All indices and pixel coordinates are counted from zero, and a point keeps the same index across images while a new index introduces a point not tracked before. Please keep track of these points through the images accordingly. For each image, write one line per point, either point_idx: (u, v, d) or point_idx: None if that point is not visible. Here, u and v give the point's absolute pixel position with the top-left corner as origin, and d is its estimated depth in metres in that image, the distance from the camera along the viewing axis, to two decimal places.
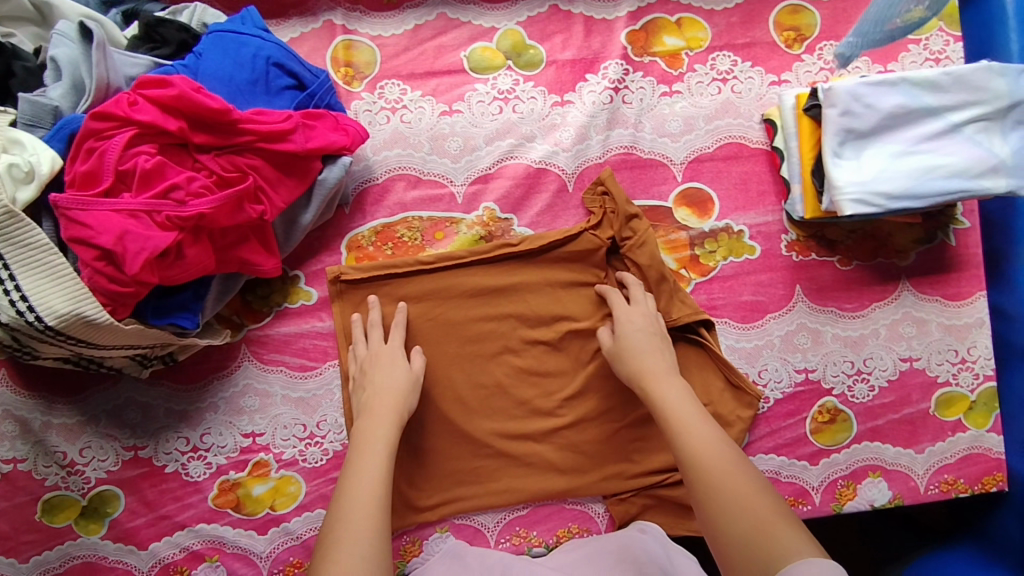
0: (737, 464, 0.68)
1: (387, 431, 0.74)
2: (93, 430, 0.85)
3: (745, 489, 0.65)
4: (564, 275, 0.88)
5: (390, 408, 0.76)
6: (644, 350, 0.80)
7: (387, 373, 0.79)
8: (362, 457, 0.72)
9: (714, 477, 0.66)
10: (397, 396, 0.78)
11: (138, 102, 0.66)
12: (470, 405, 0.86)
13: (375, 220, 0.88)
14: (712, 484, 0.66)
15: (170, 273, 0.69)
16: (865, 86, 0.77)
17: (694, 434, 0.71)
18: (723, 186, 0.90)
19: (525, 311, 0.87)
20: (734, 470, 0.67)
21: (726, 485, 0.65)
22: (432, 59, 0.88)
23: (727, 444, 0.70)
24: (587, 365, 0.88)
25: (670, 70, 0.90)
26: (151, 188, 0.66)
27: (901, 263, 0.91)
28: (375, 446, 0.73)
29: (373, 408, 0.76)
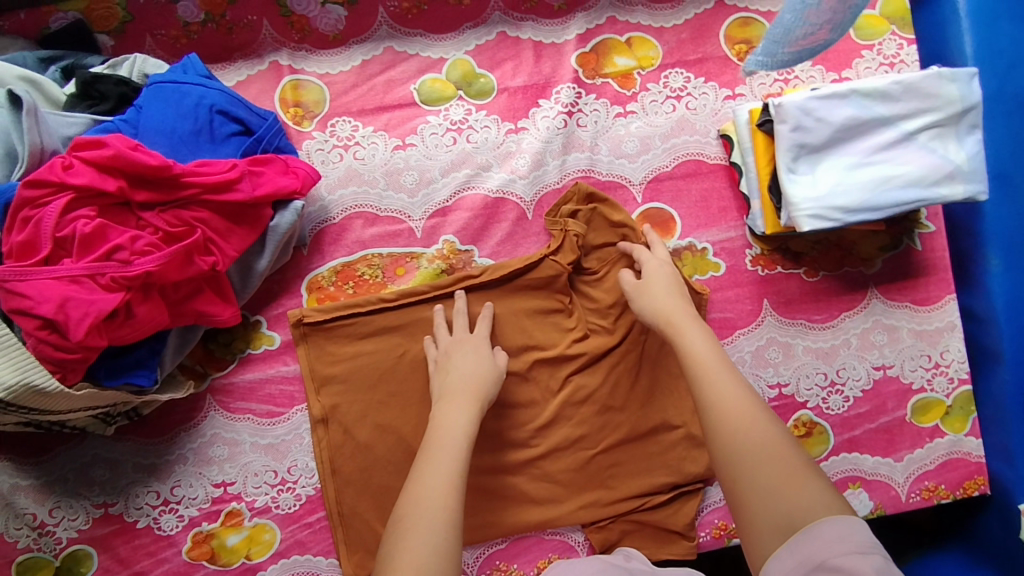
0: (761, 412, 0.64)
1: (467, 412, 0.73)
2: (62, 489, 0.84)
3: (770, 439, 0.62)
4: (530, 303, 0.87)
5: (469, 397, 0.75)
6: (664, 295, 0.78)
7: (469, 363, 0.79)
8: (435, 440, 0.69)
9: (738, 423, 0.63)
10: (476, 386, 0.76)
11: (73, 165, 0.65)
12: None
13: (334, 259, 0.87)
14: (733, 430, 0.63)
15: (120, 334, 0.68)
16: (815, 100, 0.77)
17: (718, 378, 0.67)
18: (684, 204, 0.89)
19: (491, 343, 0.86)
20: (759, 419, 0.63)
21: (750, 433, 0.62)
22: (382, 94, 0.87)
23: (750, 391, 0.67)
24: (557, 394, 0.86)
25: (623, 90, 0.89)
26: (93, 251, 0.65)
27: (868, 271, 0.91)
28: (449, 431, 0.70)
29: (449, 395, 0.75)
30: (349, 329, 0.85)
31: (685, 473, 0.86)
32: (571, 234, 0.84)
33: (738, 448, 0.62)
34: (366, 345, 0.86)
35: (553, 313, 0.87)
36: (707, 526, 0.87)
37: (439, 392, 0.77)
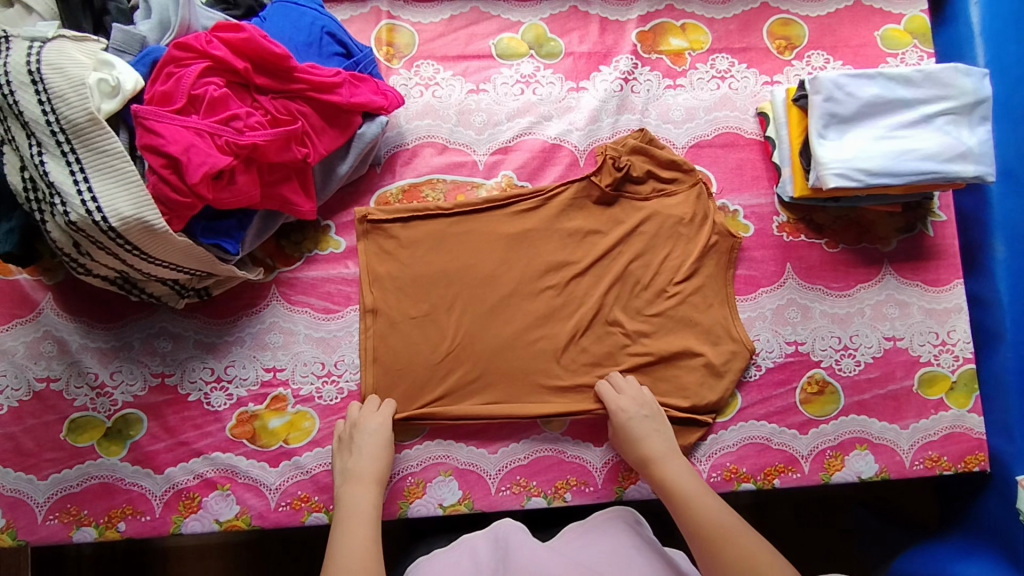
0: (740, 533, 0.77)
1: (370, 497, 0.82)
2: (125, 356, 0.90)
3: (752, 557, 0.74)
4: (571, 224, 0.96)
5: (372, 479, 0.83)
6: (643, 436, 0.87)
7: (368, 441, 0.85)
8: (345, 530, 0.79)
9: (720, 548, 0.76)
10: (374, 467, 0.84)
11: (212, 41, 0.76)
12: (478, 342, 0.92)
13: (402, 180, 0.96)
14: (720, 554, 0.75)
15: (222, 195, 0.77)
16: (845, 77, 0.88)
17: (702, 508, 0.80)
18: (720, 169, 0.99)
19: (535, 257, 0.95)
20: (738, 541, 0.76)
21: (733, 554, 0.75)
22: (464, 45, 0.99)
23: (731, 516, 0.80)
24: (590, 306, 0.94)
25: (675, 66, 1.01)
26: (216, 114, 0.75)
27: (884, 248, 0.99)
28: (359, 518, 0.80)
29: (354, 482, 0.83)
30: (405, 231, 0.93)
31: (702, 399, 0.92)
32: (608, 158, 0.94)
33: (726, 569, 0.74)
34: (420, 249, 0.93)
35: (592, 234, 0.96)
36: (719, 469, 0.92)
37: (343, 477, 0.84)
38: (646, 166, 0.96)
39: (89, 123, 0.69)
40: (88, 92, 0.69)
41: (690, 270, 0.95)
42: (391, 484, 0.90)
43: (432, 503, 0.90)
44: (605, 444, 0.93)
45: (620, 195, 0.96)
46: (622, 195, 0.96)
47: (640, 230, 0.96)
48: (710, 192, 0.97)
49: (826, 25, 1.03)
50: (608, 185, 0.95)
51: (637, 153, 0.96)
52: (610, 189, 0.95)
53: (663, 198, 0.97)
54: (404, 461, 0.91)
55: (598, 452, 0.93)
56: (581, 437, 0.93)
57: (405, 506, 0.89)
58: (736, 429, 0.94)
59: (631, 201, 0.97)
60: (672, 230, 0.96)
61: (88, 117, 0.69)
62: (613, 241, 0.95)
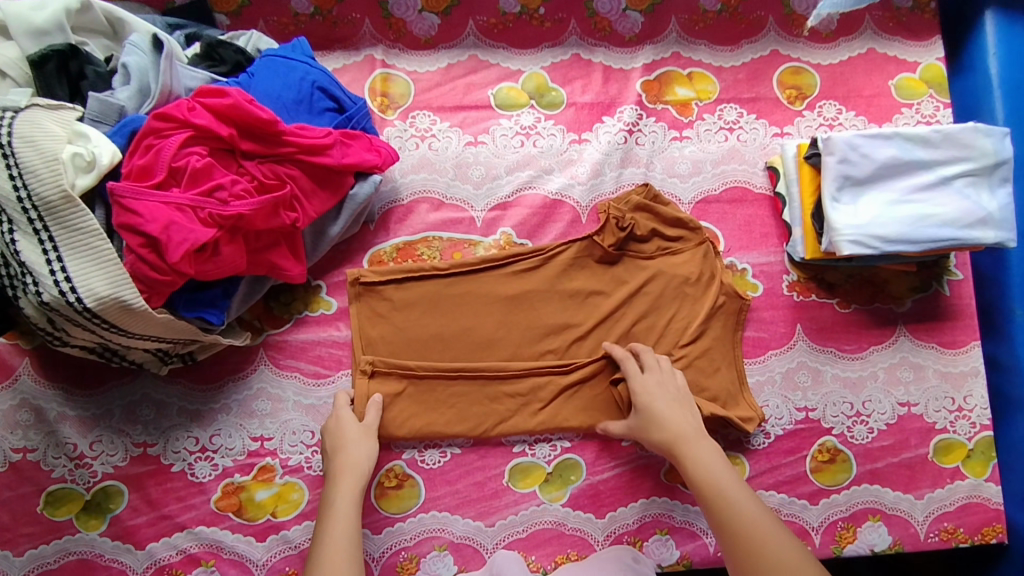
0: (776, 530, 0.74)
1: (354, 489, 0.78)
2: (106, 425, 0.86)
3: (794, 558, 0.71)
4: (571, 285, 0.91)
5: (356, 469, 0.80)
6: (674, 414, 0.82)
7: (350, 431, 0.82)
8: (328, 523, 0.76)
9: (759, 543, 0.72)
10: (357, 456, 0.80)
11: (195, 107, 0.72)
12: (472, 409, 0.88)
13: (397, 237, 0.92)
14: (756, 551, 0.72)
15: (206, 268, 0.73)
16: (860, 137, 0.84)
17: (737, 500, 0.76)
18: (728, 226, 0.95)
19: (534, 321, 0.90)
20: (774, 536, 0.73)
21: (773, 553, 0.71)
22: (462, 95, 0.95)
23: (763, 509, 0.76)
24: (591, 370, 0.90)
25: (681, 117, 0.97)
26: (199, 186, 0.71)
27: (897, 308, 0.95)
28: (342, 510, 0.77)
29: (337, 474, 0.79)
30: (399, 293, 0.89)
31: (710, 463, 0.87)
32: (611, 217, 0.90)
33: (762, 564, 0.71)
34: (415, 312, 0.89)
35: (593, 295, 0.92)
36: None
37: (329, 468, 0.80)
38: (650, 225, 0.91)
39: (62, 201, 0.65)
40: (62, 168, 0.65)
41: (697, 334, 0.90)
42: (382, 560, 0.86)
43: None
44: (607, 516, 0.89)
45: (622, 254, 0.92)
46: (625, 254, 0.92)
47: (644, 290, 0.92)
48: (716, 251, 0.93)
49: (838, 75, 0.99)
50: (609, 245, 0.91)
51: (639, 210, 0.91)
52: (612, 249, 0.91)
53: (668, 257, 0.92)
54: (396, 535, 0.87)
55: (600, 524, 0.89)
56: (581, 508, 0.89)
57: None
58: None
59: (635, 259, 0.92)
60: (677, 291, 0.92)
61: (61, 195, 0.64)
62: (615, 303, 0.90)
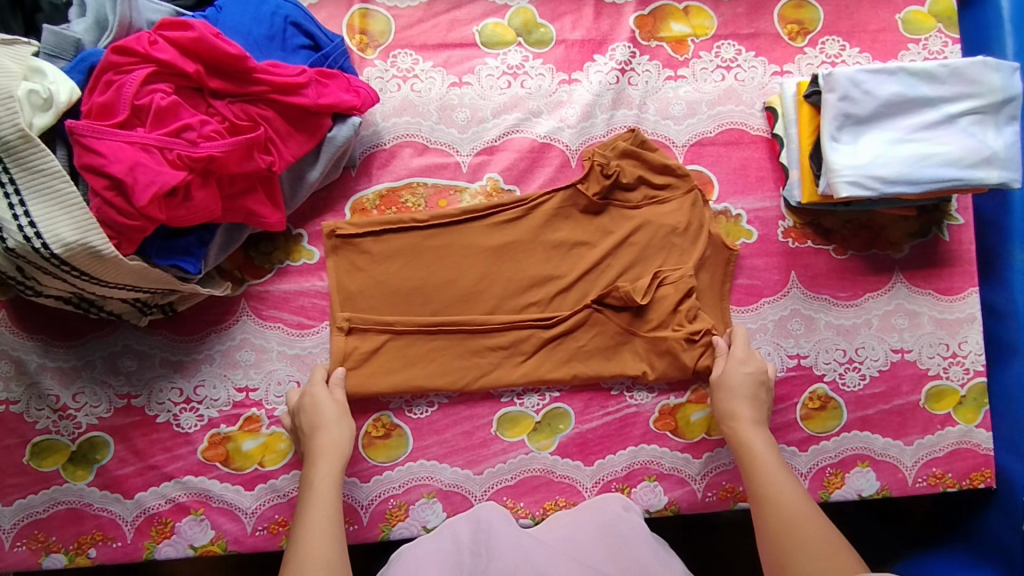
0: (813, 514, 0.70)
1: (334, 471, 0.76)
2: (88, 376, 0.85)
3: (822, 540, 0.67)
4: (556, 236, 0.89)
5: (335, 452, 0.78)
6: (741, 394, 0.83)
7: (323, 413, 0.80)
8: (310, 505, 0.73)
9: (788, 523, 0.70)
10: (334, 437, 0.79)
11: (158, 42, 0.68)
12: (454, 363, 0.86)
13: (380, 183, 0.89)
14: (786, 532, 0.69)
15: (177, 214, 0.70)
16: (864, 73, 0.80)
17: (777, 484, 0.74)
18: (722, 170, 0.92)
19: (517, 273, 0.88)
20: (810, 519, 0.70)
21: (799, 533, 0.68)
22: (446, 32, 0.91)
23: (807, 500, 0.73)
24: (574, 323, 0.88)
25: (676, 55, 0.92)
26: (165, 126, 0.67)
27: (895, 255, 0.93)
28: (322, 492, 0.74)
29: (318, 454, 0.77)
30: (377, 246, 0.86)
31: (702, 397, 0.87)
32: (595, 164, 0.86)
33: (787, 543, 0.68)
34: (394, 265, 0.86)
35: (578, 246, 0.89)
36: (713, 487, 0.90)
37: (307, 451, 0.79)
38: (637, 171, 0.88)
39: (20, 141, 0.61)
40: (18, 106, 0.61)
41: (687, 284, 0.87)
42: (370, 508, 0.86)
43: (415, 526, 0.86)
44: (596, 463, 0.89)
45: (608, 203, 0.89)
46: (610, 204, 0.89)
47: (629, 241, 0.89)
48: (705, 199, 0.90)
49: (843, 8, 0.94)
50: (595, 193, 0.87)
51: (625, 157, 0.88)
52: (597, 198, 0.88)
53: (654, 206, 0.90)
54: (385, 483, 0.87)
55: (588, 471, 0.89)
56: (569, 456, 0.89)
57: (386, 530, 0.86)
58: None
59: (620, 209, 0.89)
60: (663, 241, 0.89)
61: (18, 135, 0.61)
62: (601, 253, 0.88)
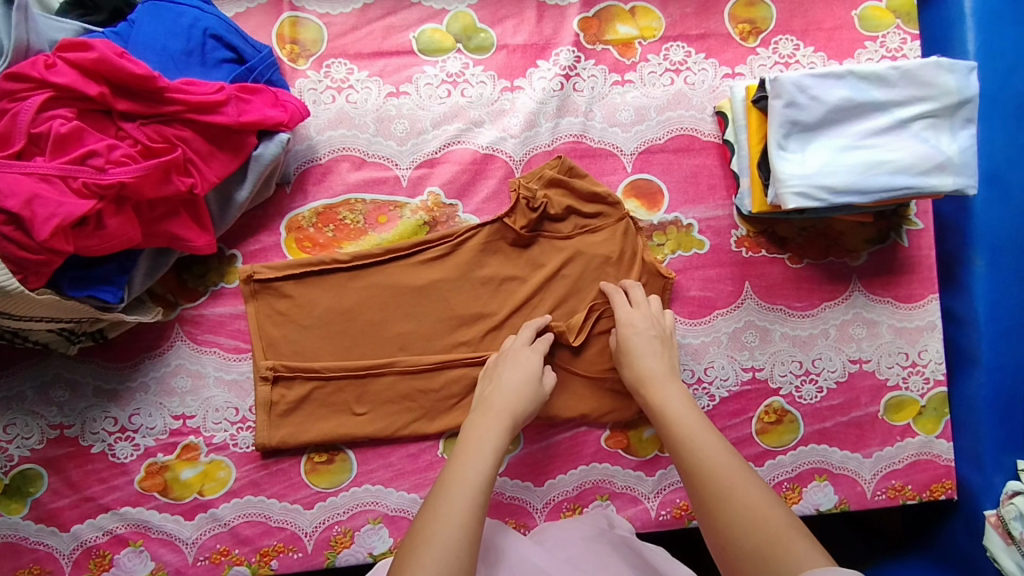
0: (739, 468, 0.64)
1: (496, 432, 0.71)
2: (18, 407, 0.82)
3: (753, 500, 0.60)
4: (484, 272, 0.86)
5: (505, 416, 0.74)
6: (644, 353, 0.79)
7: (514, 377, 0.78)
8: (462, 458, 0.68)
9: (714, 482, 0.63)
10: (511, 405, 0.75)
11: (56, 64, 0.65)
12: (382, 409, 0.85)
13: (316, 201, 0.86)
14: (715, 493, 0.62)
15: (88, 244, 0.67)
16: (810, 77, 0.76)
17: (697, 438, 0.68)
18: (673, 178, 0.89)
19: (445, 311, 0.85)
20: (737, 476, 0.63)
21: (730, 494, 0.61)
22: (381, 39, 0.87)
23: (731, 452, 0.66)
24: None
25: (623, 59, 0.89)
26: (67, 153, 0.64)
27: (852, 262, 0.90)
28: (477, 445, 0.69)
29: (490, 414, 0.74)
30: (297, 289, 0.84)
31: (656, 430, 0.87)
32: (521, 197, 0.83)
33: (713, 501, 0.62)
34: (318, 308, 0.84)
35: (508, 282, 0.86)
36: (667, 505, 0.87)
37: (478, 412, 0.75)
38: (566, 201, 0.85)
39: None
40: None
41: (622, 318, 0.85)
42: (315, 535, 0.84)
43: (361, 552, 0.84)
44: (546, 484, 0.86)
45: (537, 235, 0.86)
46: (540, 235, 0.86)
47: (562, 273, 0.86)
48: (637, 226, 0.87)
49: (796, 5, 0.90)
50: (522, 227, 0.85)
51: (553, 186, 0.85)
52: (524, 231, 0.85)
53: (586, 235, 0.86)
54: (330, 509, 0.84)
55: (539, 491, 0.86)
56: (520, 477, 0.86)
57: (332, 557, 0.84)
58: None
59: (551, 240, 0.87)
60: (596, 274, 0.86)
61: None
62: (531, 289, 0.85)
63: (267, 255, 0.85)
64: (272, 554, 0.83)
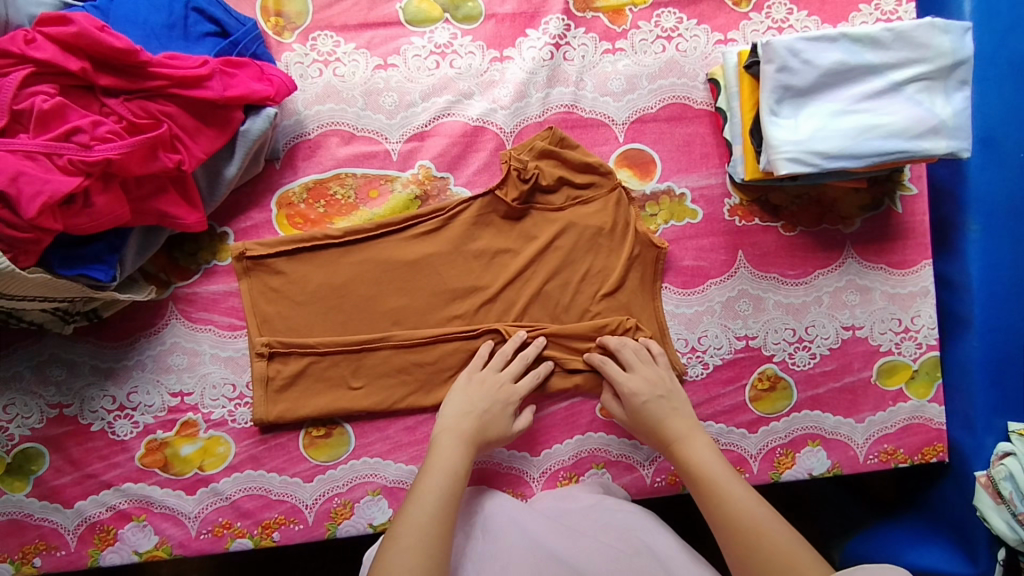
0: (774, 524, 0.69)
1: (459, 457, 0.75)
2: (16, 387, 0.83)
3: (791, 555, 0.65)
4: (476, 245, 0.86)
5: (467, 438, 0.77)
6: (660, 418, 0.81)
7: (484, 402, 0.80)
8: (424, 484, 0.72)
9: (756, 543, 0.67)
10: (472, 426, 0.78)
11: (36, 39, 0.64)
12: (378, 382, 0.85)
13: (306, 176, 0.85)
14: (754, 550, 0.67)
15: (77, 221, 0.67)
16: (803, 41, 0.75)
17: (731, 495, 0.72)
18: (665, 147, 0.88)
19: (438, 285, 0.85)
20: (773, 531, 0.68)
21: (766, 547, 0.66)
22: (367, 10, 0.86)
23: (762, 506, 0.71)
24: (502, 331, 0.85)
25: (613, 26, 0.88)
26: (51, 129, 0.64)
27: (846, 229, 0.90)
28: (438, 470, 0.74)
29: (452, 435, 0.78)
30: (290, 265, 0.84)
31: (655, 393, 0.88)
32: (512, 169, 0.83)
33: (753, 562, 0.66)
34: (311, 284, 0.84)
35: (501, 254, 0.86)
36: (663, 472, 0.88)
37: (440, 432, 0.78)
38: (557, 172, 0.85)
39: None
40: None
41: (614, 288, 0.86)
42: (315, 507, 0.85)
43: (361, 523, 0.85)
44: (543, 454, 0.87)
45: (529, 207, 0.86)
46: (532, 208, 0.86)
47: (555, 244, 0.86)
48: (629, 196, 0.87)
49: None
50: (513, 200, 0.84)
51: (545, 157, 0.84)
52: (516, 203, 0.85)
53: (578, 207, 0.86)
54: (330, 481, 0.85)
55: (536, 461, 0.87)
56: (516, 447, 0.87)
57: (332, 528, 0.85)
58: None
59: (543, 212, 0.86)
60: (589, 246, 0.86)
61: None
62: (524, 260, 0.85)
63: (259, 231, 0.85)
64: (274, 525, 0.84)
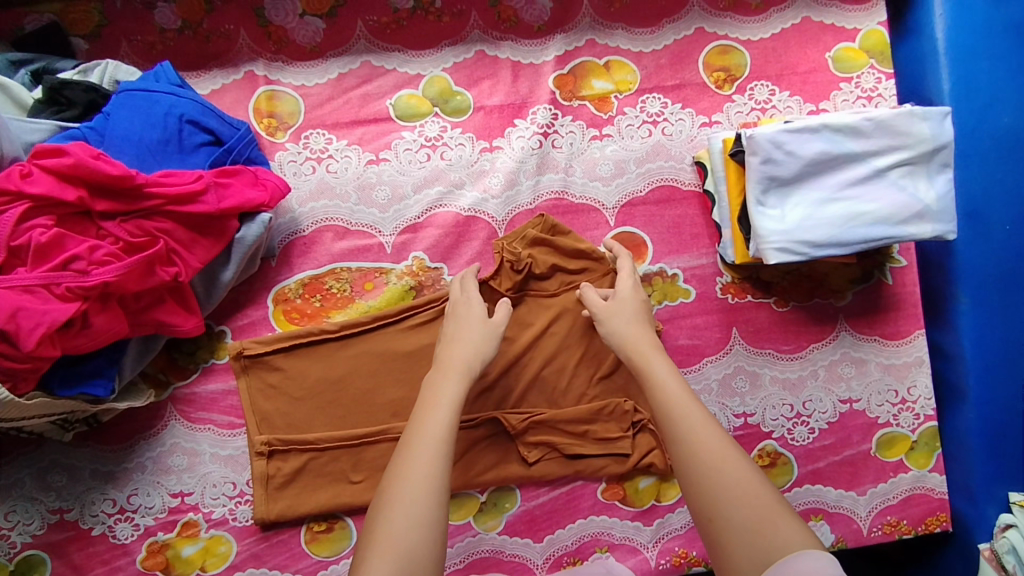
0: (728, 448, 0.59)
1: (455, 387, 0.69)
2: (17, 494, 0.83)
3: (741, 478, 0.56)
4: None
5: (460, 370, 0.71)
6: (631, 324, 0.76)
7: (463, 329, 0.77)
8: (418, 419, 0.65)
9: (708, 470, 0.57)
10: (462, 356, 0.73)
11: (32, 172, 0.66)
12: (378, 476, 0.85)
13: (302, 272, 0.86)
14: (706, 472, 0.57)
15: (76, 343, 0.67)
16: (786, 133, 0.76)
17: (685, 416, 0.62)
18: (655, 229, 0.89)
19: None
20: (727, 455, 0.58)
21: (713, 467, 0.57)
22: (358, 107, 0.88)
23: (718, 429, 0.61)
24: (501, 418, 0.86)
25: (600, 113, 0.89)
26: (49, 260, 0.65)
27: (837, 303, 0.91)
28: (435, 402, 0.67)
29: (445, 366, 0.72)
30: (288, 361, 0.85)
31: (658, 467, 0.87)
32: (505, 260, 0.84)
33: (704, 487, 0.57)
34: (309, 379, 0.85)
35: None
36: (667, 554, 0.88)
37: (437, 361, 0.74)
38: (550, 260, 0.85)
39: None
40: None
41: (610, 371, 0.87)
42: None
43: None
44: (545, 539, 0.87)
45: (523, 294, 0.87)
46: (526, 294, 0.87)
47: (550, 330, 0.87)
48: None
49: (770, 51, 0.91)
50: (507, 289, 0.85)
51: (537, 245, 0.85)
52: (510, 292, 0.85)
53: (572, 292, 0.87)
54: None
55: (539, 547, 0.87)
56: (518, 534, 0.87)
57: None
58: (683, 510, 0.89)
59: (538, 298, 0.87)
60: (583, 330, 0.87)
61: None
62: (520, 348, 0.86)
63: (256, 328, 0.86)
64: None
